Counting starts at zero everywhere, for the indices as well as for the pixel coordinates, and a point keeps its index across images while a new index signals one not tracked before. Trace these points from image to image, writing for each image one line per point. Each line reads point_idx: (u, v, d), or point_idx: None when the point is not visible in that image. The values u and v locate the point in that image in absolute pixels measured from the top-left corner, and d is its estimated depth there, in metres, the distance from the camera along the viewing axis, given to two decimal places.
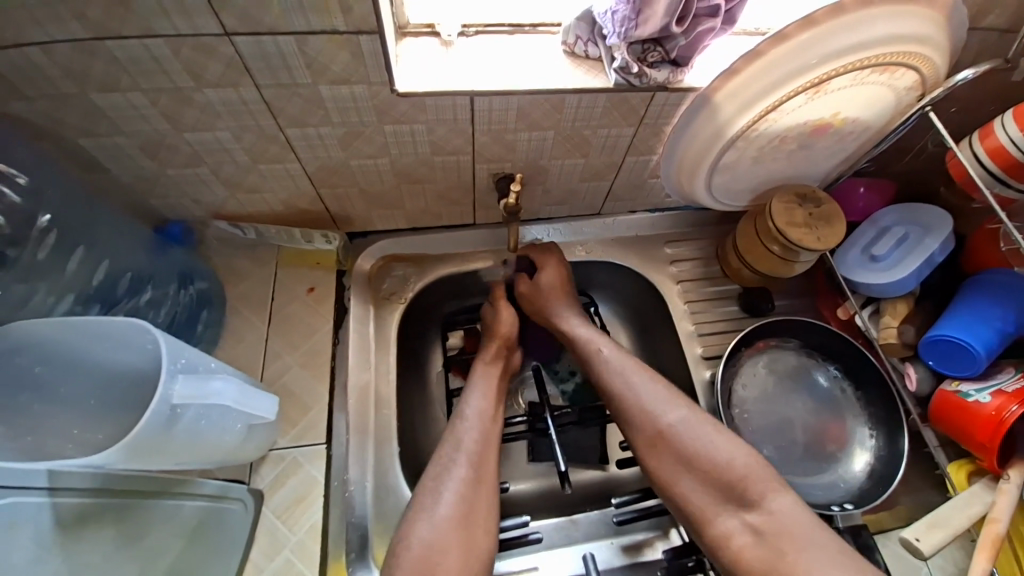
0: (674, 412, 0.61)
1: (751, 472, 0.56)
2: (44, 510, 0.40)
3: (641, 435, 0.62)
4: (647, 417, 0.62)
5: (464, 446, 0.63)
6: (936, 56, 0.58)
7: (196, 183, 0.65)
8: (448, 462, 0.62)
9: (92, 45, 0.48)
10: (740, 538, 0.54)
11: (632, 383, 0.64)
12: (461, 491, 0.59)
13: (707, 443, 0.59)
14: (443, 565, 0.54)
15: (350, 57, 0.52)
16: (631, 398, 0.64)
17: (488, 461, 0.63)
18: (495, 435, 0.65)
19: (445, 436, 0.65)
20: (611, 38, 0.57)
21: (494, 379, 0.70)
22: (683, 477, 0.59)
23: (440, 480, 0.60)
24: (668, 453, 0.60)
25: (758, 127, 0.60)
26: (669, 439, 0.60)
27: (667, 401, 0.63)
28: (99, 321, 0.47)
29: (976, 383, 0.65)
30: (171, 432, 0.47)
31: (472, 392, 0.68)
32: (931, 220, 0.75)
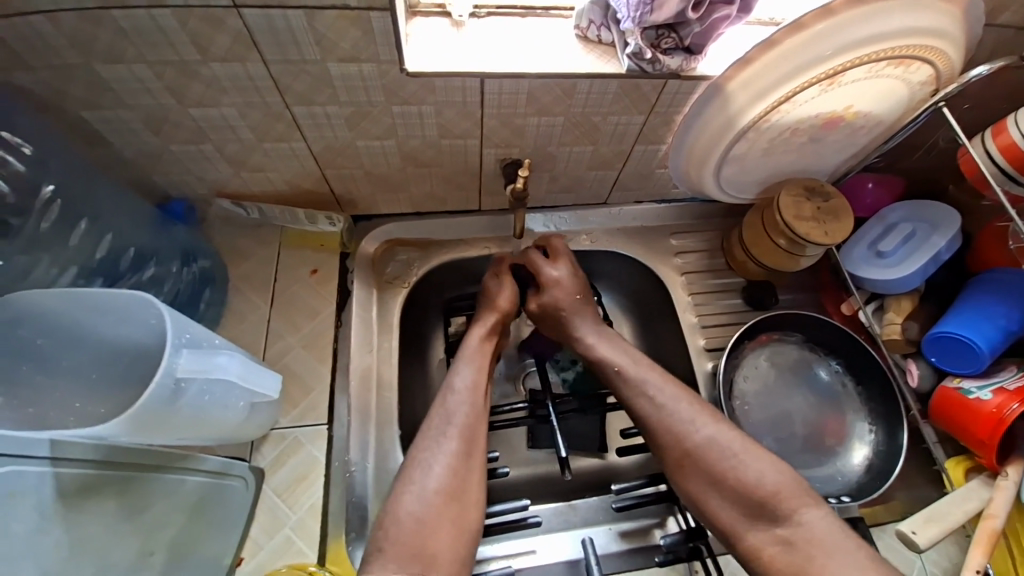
0: (702, 429, 0.61)
1: (783, 488, 0.56)
2: (46, 481, 0.39)
3: (669, 456, 0.61)
4: (652, 409, 0.63)
5: (455, 421, 0.63)
6: (953, 51, 0.58)
7: (200, 160, 0.65)
8: (439, 436, 0.61)
9: (100, 15, 0.47)
10: (771, 548, 0.54)
11: (659, 403, 0.63)
12: (450, 464, 0.59)
13: (735, 459, 0.58)
14: (434, 542, 0.54)
15: (360, 34, 0.51)
16: (656, 415, 0.63)
17: (478, 433, 0.63)
18: (485, 407, 0.65)
19: (436, 408, 0.64)
20: (625, 22, 0.56)
21: (485, 356, 0.70)
22: (684, 466, 0.60)
23: (429, 454, 0.60)
24: (695, 473, 0.59)
25: (770, 118, 0.60)
26: (695, 459, 0.60)
27: (694, 417, 0.62)
28: (103, 294, 0.47)
29: (977, 381, 0.66)
30: (174, 406, 0.48)
31: (463, 366, 0.68)
32: (939, 217, 0.74)
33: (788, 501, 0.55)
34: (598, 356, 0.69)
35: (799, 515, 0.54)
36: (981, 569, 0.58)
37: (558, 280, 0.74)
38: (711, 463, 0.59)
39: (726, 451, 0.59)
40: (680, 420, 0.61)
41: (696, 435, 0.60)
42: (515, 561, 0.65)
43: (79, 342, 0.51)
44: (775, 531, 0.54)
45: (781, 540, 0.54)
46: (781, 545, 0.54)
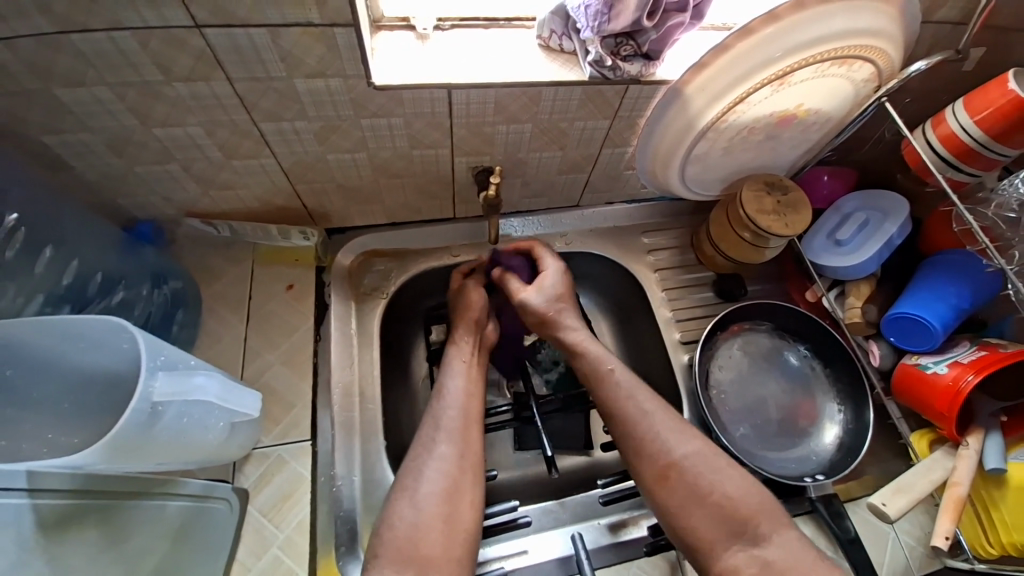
0: (678, 436, 0.61)
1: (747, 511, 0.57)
2: (24, 514, 0.38)
3: (646, 451, 0.61)
4: (626, 432, 0.63)
5: (443, 424, 0.63)
6: (891, 49, 0.61)
7: (168, 181, 0.64)
8: (429, 441, 0.62)
9: (58, 40, 0.46)
10: (748, 569, 0.54)
11: (647, 412, 0.63)
12: (444, 469, 0.60)
13: (711, 472, 0.59)
14: (429, 546, 0.55)
15: (325, 50, 0.51)
16: (646, 428, 0.62)
17: (468, 437, 0.63)
18: (475, 411, 0.66)
19: (427, 413, 0.65)
20: (585, 32, 0.59)
21: (468, 359, 0.70)
22: (671, 474, 0.60)
23: (422, 455, 0.61)
24: (671, 477, 0.60)
25: (726, 118, 0.63)
26: (680, 471, 0.60)
27: (685, 431, 0.62)
28: (75, 321, 0.45)
29: (933, 357, 0.70)
30: (153, 431, 0.46)
31: (449, 372, 0.68)
32: (889, 206, 0.79)
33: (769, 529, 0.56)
34: (590, 350, 0.69)
35: (783, 541, 0.55)
36: (950, 535, 0.62)
37: (551, 271, 0.76)
38: (696, 476, 0.59)
39: (711, 470, 0.59)
40: (659, 433, 0.62)
41: (682, 449, 0.61)
42: (508, 562, 0.64)
43: (50, 374, 0.50)
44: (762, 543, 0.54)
45: (762, 564, 0.54)
46: (760, 567, 0.54)
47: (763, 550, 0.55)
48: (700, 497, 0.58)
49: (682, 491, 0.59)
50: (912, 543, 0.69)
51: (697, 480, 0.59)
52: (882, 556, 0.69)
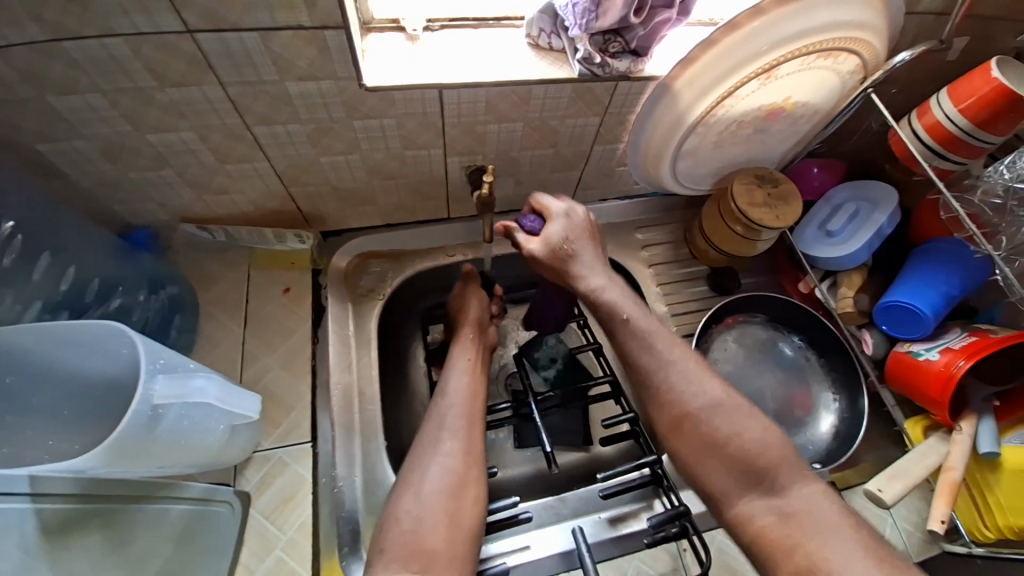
0: (703, 393, 0.59)
1: (777, 467, 0.55)
2: (28, 517, 0.38)
3: (668, 414, 0.60)
4: (667, 399, 0.60)
5: (449, 422, 0.63)
6: (876, 41, 0.63)
7: (162, 186, 0.64)
8: (435, 439, 0.62)
9: (50, 47, 0.46)
10: (765, 518, 0.54)
11: (667, 360, 0.62)
12: (449, 466, 0.60)
13: (738, 424, 0.57)
14: (431, 539, 0.54)
15: (316, 52, 0.52)
16: (662, 377, 0.61)
17: (471, 433, 0.63)
18: (479, 409, 0.65)
19: (430, 413, 0.65)
20: (574, 30, 0.59)
21: (473, 359, 0.70)
22: (698, 439, 0.58)
23: (426, 450, 0.61)
24: (694, 436, 0.58)
25: (715, 113, 0.64)
26: (697, 420, 0.58)
27: (701, 378, 0.61)
28: (74, 325, 0.45)
29: (925, 344, 0.71)
30: (154, 434, 0.46)
31: (453, 370, 0.69)
32: (879, 195, 0.79)
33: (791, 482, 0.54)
34: (606, 301, 0.66)
35: (800, 492, 0.54)
36: (945, 518, 0.62)
37: (558, 222, 0.69)
38: (712, 426, 0.58)
39: (729, 419, 0.58)
40: (692, 390, 0.60)
41: (700, 397, 0.59)
42: (510, 558, 0.64)
43: (49, 380, 0.50)
44: (777, 508, 0.53)
45: (783, 514, 0.53)
46: (777, 517, 0.53)
47: (782, 501, 0.54)
48: (719, 449, 0.57)
49: (712, 451, 0.57)
50: (910, 528, 0.70)
51: (722, 441, 0.57)
52: None
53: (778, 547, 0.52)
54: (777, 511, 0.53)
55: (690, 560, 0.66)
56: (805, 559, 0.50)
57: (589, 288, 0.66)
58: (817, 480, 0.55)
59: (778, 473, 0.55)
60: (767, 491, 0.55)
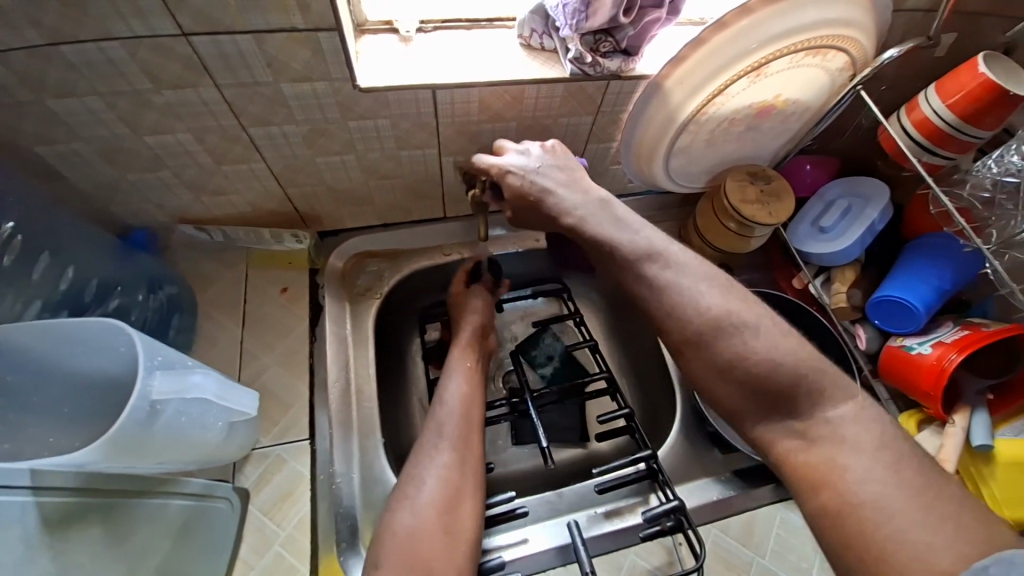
0: (707, 312, 0.52)
1: (800, 383, 0.48)
2: (28, 512, 0.39)
3: (669, 341, 0.53)
4: (668, 325, 0.53)
5: (445, 432, 0.64)
6: (864, 38, 0.63)
7: (160, 187, 0.65)
8: (431, 448, 0.62)
9: (48, 51, 0.47)
10: (785, 443, 0.48)
11: (665, 280, 0.54)
12: (443, 476, 0.60)
13: (748, 344, 0.50)
14: (427, 550, 0.54)
15: (310, 54, 0.53)
16: (658, 303, 0.53)
17: (469, 442, 0.64)
18: (476, 417, 0.66)
19: (428, 420, 0.66)
20: (564, 30, 0.60)
21: (470, 366, 0.71)
22: (705, 364, 0.51)
23: (423, 460, 0.61)
24: (700, 361, 0.51)
25: (706, 111, 0.65)
26: (696, 347, 0.51)
27: (699, 296, 0.52)
28: (74, 323, 0.46)
29: (917, 338, 0.71)
30: (153, 430, 0.47)
31: (450, 377, 0.69)
32: (871, 191, 0.80)
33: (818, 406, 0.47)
34: (589, 231, 0.59)
35: (832, 415, 0.46)
36: None
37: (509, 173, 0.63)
38: (717, 348, 0.50)
39: (736, 336, 0.50)
40: (694, 309, 0.52)
41: (701, 318, 0.51)
42: (508, 552, 0.64)
43: (51, 377, 0.51)
44: (799, 432, 0.47)
45: (806, 439, 0.47)
46: (802, 440, 0.47)
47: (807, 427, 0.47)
48: (727, 372, 0.50)
49: (720, 374, 0.50)
50: None
51: (732, 363, 0.50)
52: None
53: (803, 474, 0.46)
54: (799, 435, 0.47)
55: (686, 554, 0.65)
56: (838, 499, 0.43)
57: (570, 219, 0.60)
58: (847, 397, 0.47)
59: (799, 394, 0.48)
60: (786, 415, 0.48)
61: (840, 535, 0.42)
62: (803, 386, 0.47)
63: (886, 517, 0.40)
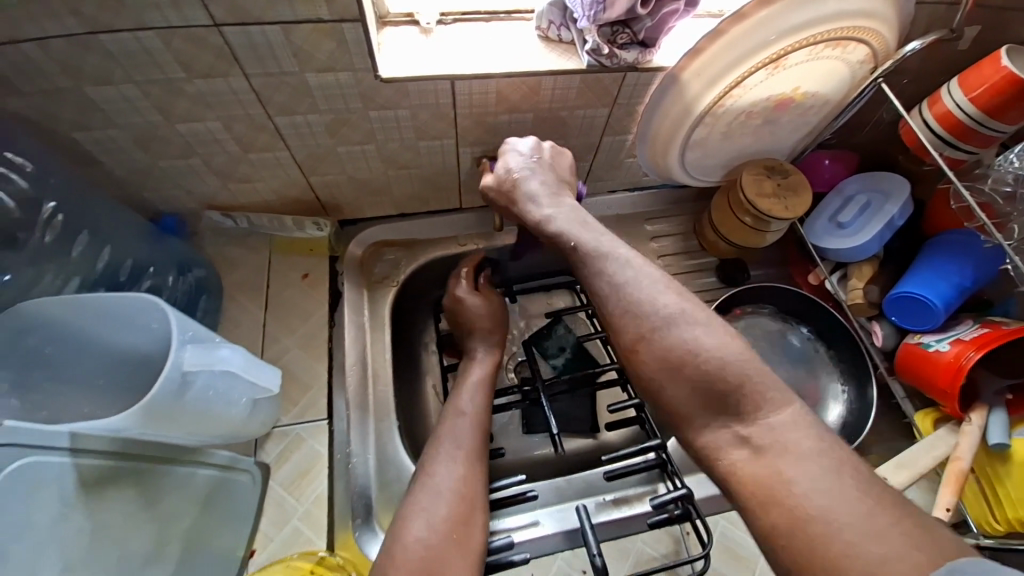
0: (662, 308, 0.51)
1: (746, 381, 0.46)
2: (66, 473, 0.42)
3: (626, 335, 0.52)
4: (624, 319, 0.52)
5: (462, 443, 0.63)
6: (886, 30, 0.63)
7: (190, 174, 0.68)
8: (447, 459, 0.61)
9: (88, 40, 0.50)
10: (734, 452, 0.45)
11: (620, 281, 0.54)
12: (458, 488, 0.58)
13: (698, 339, 0.48)
14: (442, 565, 0.52)
15: (334, 44, 0.54)
16: (616, 300, 0.53)
17: (482, 457, 0.63)
18: (485, 430, 0.66)
19: (440, 432, 0.64)
20: (582, 22, 0.60)
21: (484, 379, 0.71)
22: (653, 359, 0.50)
23: (436, 472, 0.60)
24: (651, 358, 0.50)
25: (723, 103, 0.65)
26: (651, 342, 0.50)
27: (653, 293, 0.52)
28: (112, 298, 0.49)
29: (936, 335, 0.70)
30: (184, 400, 0.50)
31: (464, 389, 0.69)
32: (891, 186, 0.79)
33: (767, 409, 0.45)
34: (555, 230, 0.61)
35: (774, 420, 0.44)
36: (950, 506, 0.62)
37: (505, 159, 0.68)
38: (667, 344, 0.49)
39: (685, 330, 0.49)
40: (648, 304, 0.51)
41: (654, 313, 0.51)
42: (518, 533, 0.66)
43: (87, 351, 0.53)
44: (746, 438, 0.45)
45: (754, 447, 0.44)
46: (749, 450, 0.44)
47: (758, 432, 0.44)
48: (676, 371, 0.48)
49: (670, 372, 0.49)
50: None
51: (681, 360, 0.48)
52: None
53: (750, 488, 0.43)
54: (745, 443, 0.44)
55: (692, 542, 0.67)
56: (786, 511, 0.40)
57: (536, 216, 0.63)
58: (791, 403, 0.45)
59: (744, 393, 0.46)
60: (732, 417, 0.46)
61: (790, 552, 0.38)
62: (745, 387, 0.46)
63: (836, 530, 0.37)
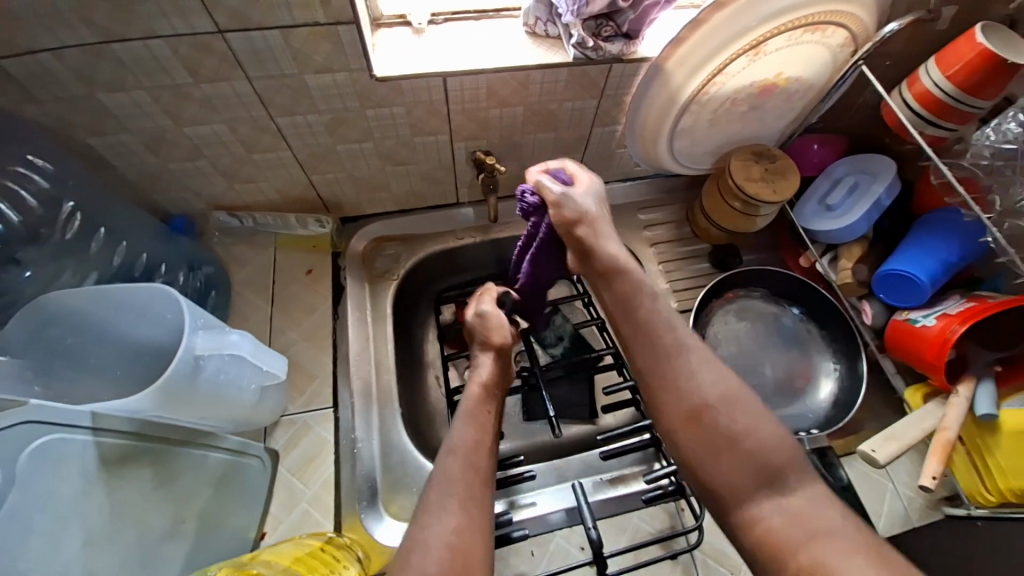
0: (716, 381, 0.54)
1: (792, 459, 0.50)
2: (89, 449, 0.44)
3: (681, 403, 0.53)
4: (687, 387, 0.54)
5: (453, 485, 0.53)
6: (863, 14, 0.65)
7: (197, 176, 0.71)
8: (437, 504, 0.51)
9: (100, 49, 0.53)
10: (774, 519, 0.48)
11: (684, 345, 0.56)
12: (454, 538, 0.49)
13: (752, 417, 0.52)
14: None
15: (331, 46, 0.57)
16: (677, 363, 0.55)
17: (480, 500, 0.53)
18: (487, 465, 0.56)
19: (432, 472, 0.55)
20: (567, 16, 0.63)
21: (484, 411, 0.61)
22: (712, 433, 0.51)
23: (427, 522, 0.50)
24: (711, 427, 0.51)
25: (707, 90, 0.67)
26: (716, 413, 0.52)
27: (714, 366, 0.55)
28: (129, 289, 0.52)
29: (923, 311, 0.71)
30: (197, 382, 0.53)
31: (456, 419, 0.60)
32: (878, 168, 0.80)
33: (800, 481, 0.49)
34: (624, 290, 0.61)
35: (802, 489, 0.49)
36: (937, 474, 0.64)
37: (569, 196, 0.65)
38: (730, 419, 0.51)
39: (744, 407, 0.52)
40: (706, 378, 0.54)
41: (714, 386, 0.53)
42: (518, 513, 0.68)
43: (104, 341, 0.57)
44: (785, 510, 0.48)
45: (790, 516, 0.47)
46: (786, 516, 0.47)
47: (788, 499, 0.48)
48: (733, 442, 0.51)
49: (728, 444, 0.51)
50: (910, 495, 0.73)
51: (735, 432, 0.51)
52: (880, 507, 0.72)
53: (782, 548, 0.46)
54: (786, 512, 0.48)
55: (688, 517, 0.69)
56: (810, 558, 0.44)
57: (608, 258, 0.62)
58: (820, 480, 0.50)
59: (789, 470, 0.50)
60: (779, 491, 0.49)
61: None
62: (792, 466, 0.50)
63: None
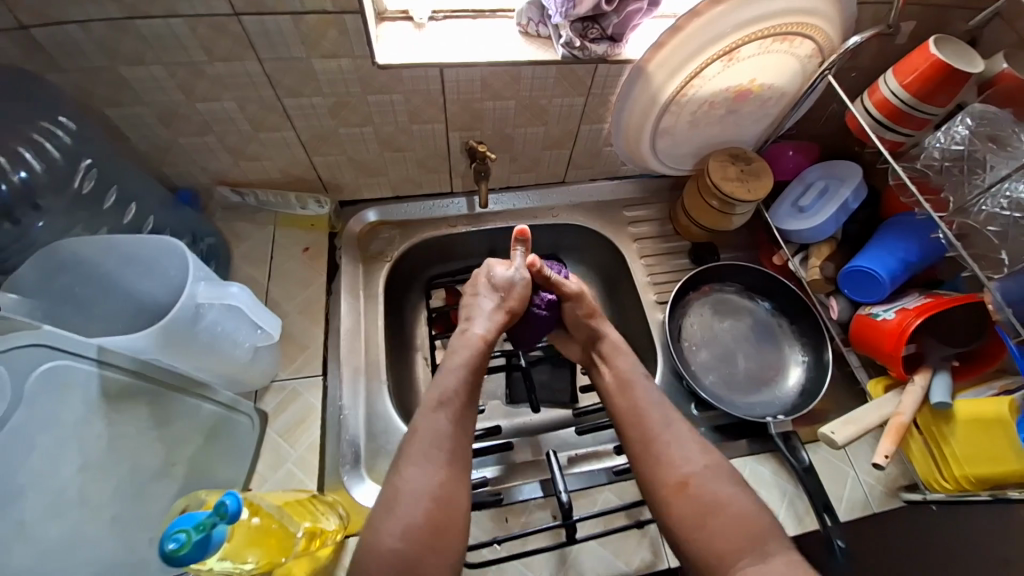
0: (699, 457, 0.62)
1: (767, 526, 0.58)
2: (92, 380, 0.49)
3: (668, 476, 0.61)
4: (671, 462, 0.62)
5: (441, 444, 0.60)
6: (828, 27, 0.70)
7: (206, 152, 0.76)
8: (424, 459, 0.59)
9: (124, 24, 0.58)
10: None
11: (671, 419, 0.65)
12: (435, 494, 0.57)
13: (727, 491, 0.60)
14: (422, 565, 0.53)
15: (337, 33, 0.62)
16: (665, 435, 0.64)
17: (460, 463, 0.60)
18: (467, 423, 0.63)
19: (419, 426, 0.61)
20: (556, 18, 0.69)
21: (472, 363, 0.67)
22: (690, 506, 0.59)
23: (409, 475, 0.58)
24: (695, 498, 0.59)
25: (686, 92, 0.73)
26: (699, 482, 0.60)
27: (698, 444, 0.64)
28: (142, 242, 0.58)
29: (884, 306, 0.76)
30: (195, 329, 0.59)
31: (447, 372, 0.66)
32: (846, 172, 0.86)
33: (778, 548, 0.56)
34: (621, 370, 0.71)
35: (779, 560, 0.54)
36: (888, 453, 0.68)
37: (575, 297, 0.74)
38: (713, 488, 0.60)
39: (721, 484, 0.60)
40: (689, 456, 0.62)
41: (698, 460, 0.62)
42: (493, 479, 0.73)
43: (112, 293, 0.62)
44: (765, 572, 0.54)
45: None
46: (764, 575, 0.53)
47: (765, 564, 0.54)
48: (714, 509, 0.58)
49: (708, 514, 0.58)
50: (872, 482, 0.75)
51: (719, 500, 0.59)
52: (841, 491, 0.74)
53: None
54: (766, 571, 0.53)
55: None
56: None
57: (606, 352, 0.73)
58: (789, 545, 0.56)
59: (766, 534, 0.57)
60: (754, 554, 0.55)
61: None
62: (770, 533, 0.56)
63: None
